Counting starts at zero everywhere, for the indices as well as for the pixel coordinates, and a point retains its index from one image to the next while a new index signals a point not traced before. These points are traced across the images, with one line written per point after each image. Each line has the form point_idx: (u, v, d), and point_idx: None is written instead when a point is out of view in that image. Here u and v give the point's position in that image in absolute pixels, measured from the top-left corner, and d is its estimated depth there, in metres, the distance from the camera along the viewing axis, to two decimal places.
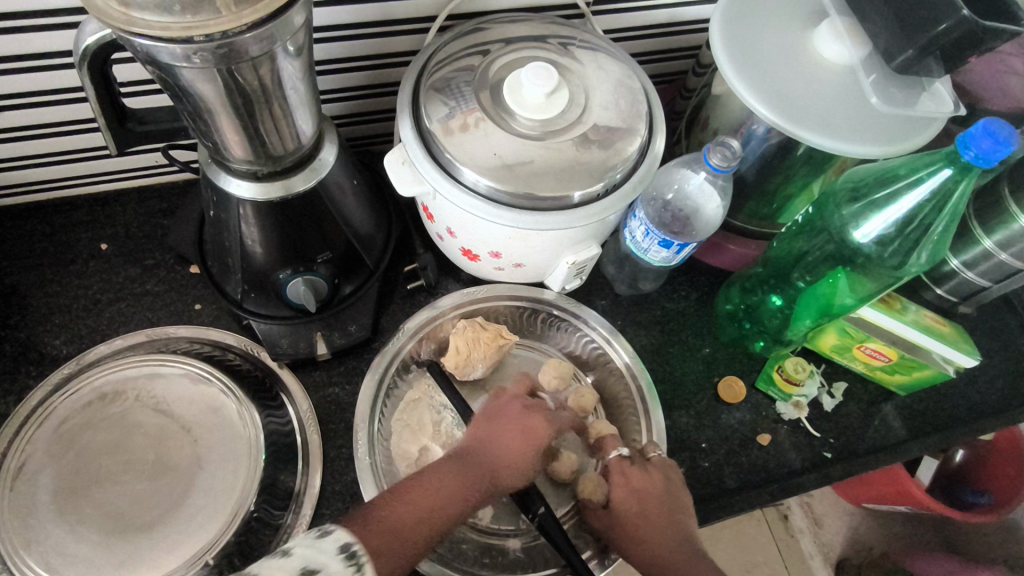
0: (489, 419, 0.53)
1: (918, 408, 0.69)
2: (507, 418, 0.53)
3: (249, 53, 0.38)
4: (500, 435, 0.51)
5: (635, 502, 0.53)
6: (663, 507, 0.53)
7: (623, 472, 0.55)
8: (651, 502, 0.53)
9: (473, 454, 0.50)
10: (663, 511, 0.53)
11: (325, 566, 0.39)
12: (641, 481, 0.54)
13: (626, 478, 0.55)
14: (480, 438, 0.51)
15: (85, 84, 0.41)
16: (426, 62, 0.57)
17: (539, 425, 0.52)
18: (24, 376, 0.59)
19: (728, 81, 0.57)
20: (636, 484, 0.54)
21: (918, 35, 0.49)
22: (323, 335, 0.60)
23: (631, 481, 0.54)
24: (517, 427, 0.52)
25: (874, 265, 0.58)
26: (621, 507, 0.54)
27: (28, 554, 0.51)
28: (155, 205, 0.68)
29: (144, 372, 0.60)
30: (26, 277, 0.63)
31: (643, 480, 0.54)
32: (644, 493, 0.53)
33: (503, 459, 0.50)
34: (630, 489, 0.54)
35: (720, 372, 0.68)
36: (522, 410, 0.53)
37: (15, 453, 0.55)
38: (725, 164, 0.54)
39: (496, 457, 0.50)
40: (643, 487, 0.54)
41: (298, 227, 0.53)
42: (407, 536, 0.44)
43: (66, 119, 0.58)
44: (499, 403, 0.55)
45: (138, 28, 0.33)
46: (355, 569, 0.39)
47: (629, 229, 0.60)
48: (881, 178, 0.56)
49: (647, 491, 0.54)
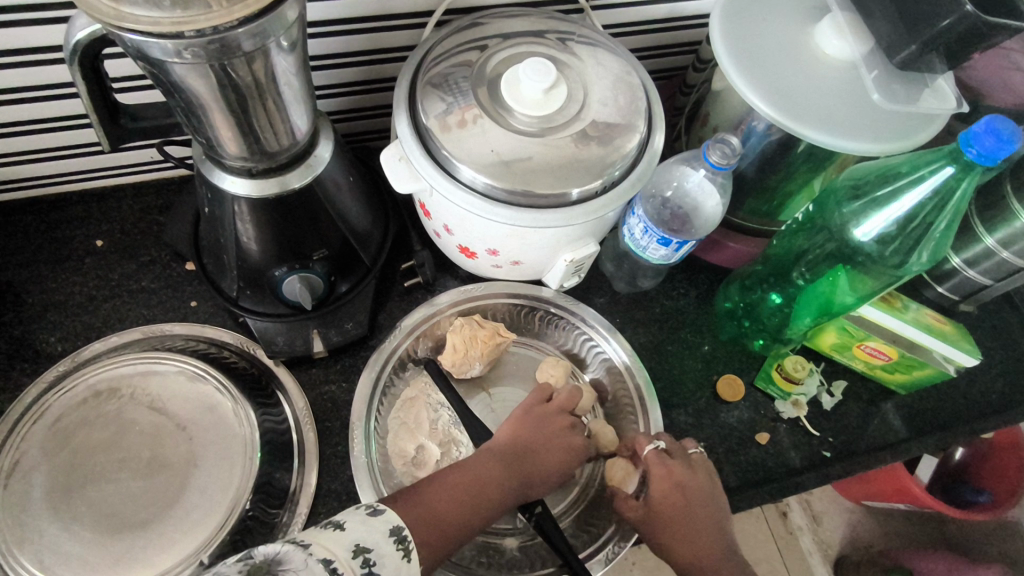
0: (537, 422, 0.53)
1: (918, 406, 0.69)
2: (552, 429, 0.53)
3: (242, 49, 0.37)
4: (546, 445, 0.52)
5: (677, 496, 0.52)
6: (704, 504, 0.53)
7: (664, 466, 0.54)
8: (695, 498, 0.52)
9: (520, 455, 0.50)
10: (703, 507, 0.52)
11: (377, 545, 0.39)
12: (680, 477, 0.53)
13: (669, 471, 0.53)
14: (528, 441, 0.51)
15: (76, 80, 0.41)
16: (423, 57, 0.56)
17: (578, 446, 0.54)
18: (20, 374, 0.58)
19: (727, 77, 0.56)
20: (679, 477, 0.53)
21: (921, 31, 0.48)
22: (320, 332, 0.59)
23: (672, 476, 0.53)
24: (560, 443, 0.53)
25: (874, 263, 0.57)
26: (662, 503, 0.52)
27: (22, 552, 0.51)
28: (151, 202, 0.67)
29: (139, 369, 0.59)
30: (21, 274, 0.62)
31: (687, 475, 0.54)
32: (684, 488, 0.53)
33: (544, 468, 0.51)
34: (672, 483, 0.53)
35: (718, 371, 0.68)
36: (566, 426, 0.54)
37: (10, 451, 0.55)
38: (724, 161, 0.53)
39: (538, 464, 0.51)
40: (685, 481, 0.53)
41: (294, 224, 0.53)
42: (449, 531, 0.44)
43: (60, 115, 0.57)
44: (545, 409, 0.54)
45: (128, 24, 0.33)
46: (404, 554, 0.40)
47: (628, 226, 0.59)
48: (879, 177, 0.56)
49: (690, 486, 0.53)
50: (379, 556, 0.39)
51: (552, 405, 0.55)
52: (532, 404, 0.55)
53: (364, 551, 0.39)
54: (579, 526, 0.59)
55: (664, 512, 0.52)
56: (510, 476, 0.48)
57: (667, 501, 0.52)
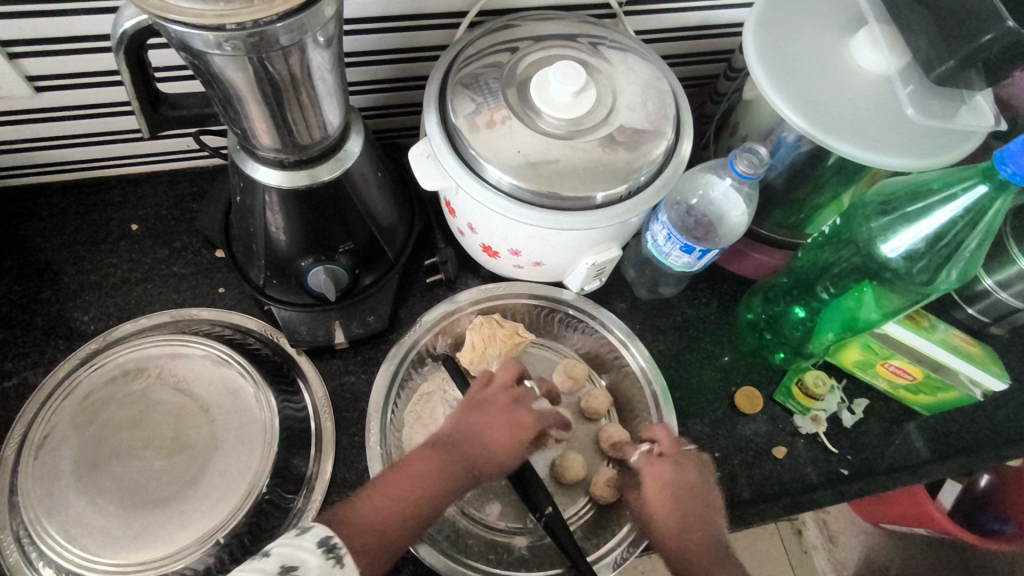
0: (477, 409, 0.54)
1: (941, 428, 0.67)
2: (497, 408, 0.54)
3: (280, 43, 0.39)
4: (490, 427, 0.53)
5: (664, 495, 0.54)
6: (696, 500, 0.53)
7: (649, 467, 0.55)
8: (684, 495, 0.53)
9: (460, 443, 0.51)
10: (698, 506, 0.53)
11: (304, 561, 0.40)
12: (668, 478, 0.54)
13: (657, 470, 0.55)
14: (469, 425, 0.53)
15: (121, 68, 0.42)
16: (455, 58, 0.57)
17: (523, 420, 0.55)
18: (54, 350, 0.60)
19: (760, 87, 0.56)
20: (668, 476, 0.54)
21: (960, 48, 0.48)
22: (342, 324, 0.61)
23: (664, 477, 0.54)
24: (504, 423, 0.54)
25: (902, 280, 0.56)
26: (653, 503, 0.54)
27: (49, 522, 0.52)
28: (185, 189, 0.69)
29: (166, 351, 0.61)
30: (60, 254, 0.65)
31: (677, 473, 0.55)
32: (666, 491, 0.54)
33: (488, 450, 0.52)
34: (662, 483, 0.54)
35: (737, 382, 0.67)
36: (510, 404, 0.55)
37: (40, 424, 0.56)
38: (751, 170, 0.52)
39: (483, 443, 0.52)
40: (675, 479, 0.54)
41: (321, 217, 0.54)
42: (391, 532, 0.45)
43: (104, 101, 0.59)
44: (483, 395, 0.55)
45: (173, 14, 0.34)
46: (336, 561, 0.40)
47: (651, 232, 0.59)
48: (912, 191, 0.55)
49: (682, 483, 0.54)
50: (306, 571, 0.39)
51: (491, 388, 0.56)
52: (470, 396, 0.56)
53: (291, 569, 0.39)
54: (589, 530, 0.59)
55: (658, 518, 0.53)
56: (450, 463, 0.50)
57: (660, 506, 0.53)
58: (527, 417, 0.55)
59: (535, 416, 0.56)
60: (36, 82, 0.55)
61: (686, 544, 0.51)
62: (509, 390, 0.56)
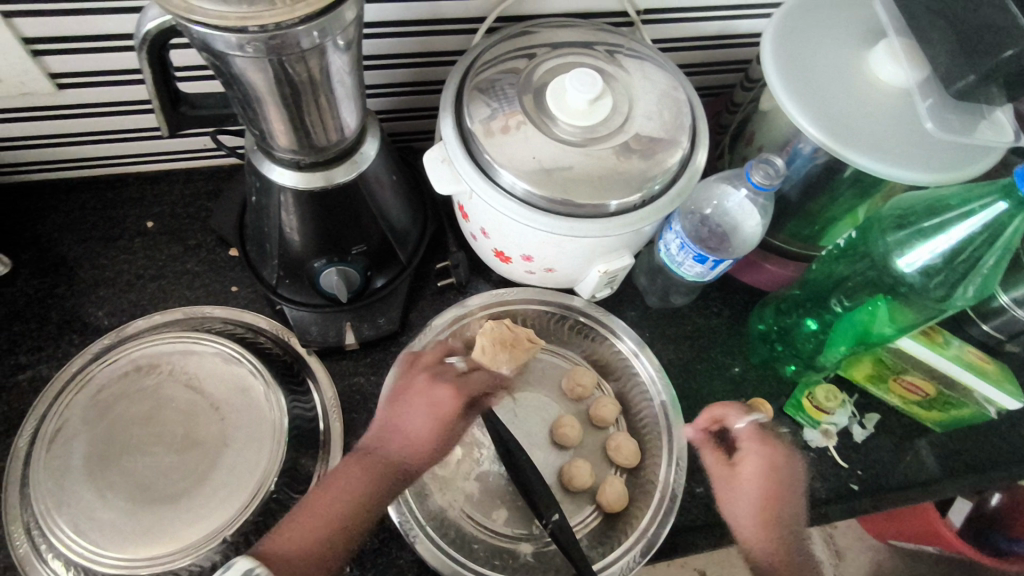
0: (403, 393, 0.53)
1: (953, 446, 0.67)
2: (415, 391, 0.53)
3: (301, 46, 0.39)
4: (409, 411, 0.51)
5: (767, 481, 0.53)
6: (792, 492, 0.53)
7: (762, 448, 0.55)
8: (783, 484, 0.53)
9: (382, 438, 0.49)
10: (795, 499, 0.53)
11: None
12: (775, 465, 0.54)
13: (766, 453, 0.55)
14: (388, 418, 0.51)
15: (143, 67, 0.43)
16: (472, 63, 0.57)
17: (445, 394, 0.53)
18: (67, 344, 0.61)
19: (777, 98, 0.56)
20: (774, 460, 0.54)
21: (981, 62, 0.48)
22: (353, 325, 0.61)
23: (771, 460, 0.54)
24: (425, 401, 0.52)
25: (917, 296, 0.55)
26: (748, 485, 0.53)
27: (59, 515, 0.53)
28: (201, 188, 0.70)
29: (178, 348, 0.61)
30: (76, 249, 0.65)
31: (779, 459, 0.55)
32: (771, 478, 0.53)
33: (405, 440, 0.49)
34: (768, 466, 0.54)
35: (747, 394, 0.67)
36: (429, 379, 0.54)
37: (53, 417, 0.57)
38: (767, 181, 0.52)
39: (401, 430, 0.50)
40: (776, 464, 0.54)
41: (335, 218, 0.54)
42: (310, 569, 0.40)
43: (124, 99, 0.60)
44: (412, 379, 0.54)
45: (196, 16, 0.35)
46: None
47: (664, 241, 0.59)
48: (931, 207, 0.54)
49: (782, 470, 0.54)
50: None
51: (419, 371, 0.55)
52: (400, 383, 0.55)
53: None
54: (595, 538, 0.58)
55: (750, 499, 0.53)
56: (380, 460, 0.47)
57: (759, 489, 0.53)
58: (448, 392, 0.53)
59: (456, 389, 0.54)
60: (59, 79, 0.56)
61: (776, 529, 0.51)
62: (427, 370, 0.55)
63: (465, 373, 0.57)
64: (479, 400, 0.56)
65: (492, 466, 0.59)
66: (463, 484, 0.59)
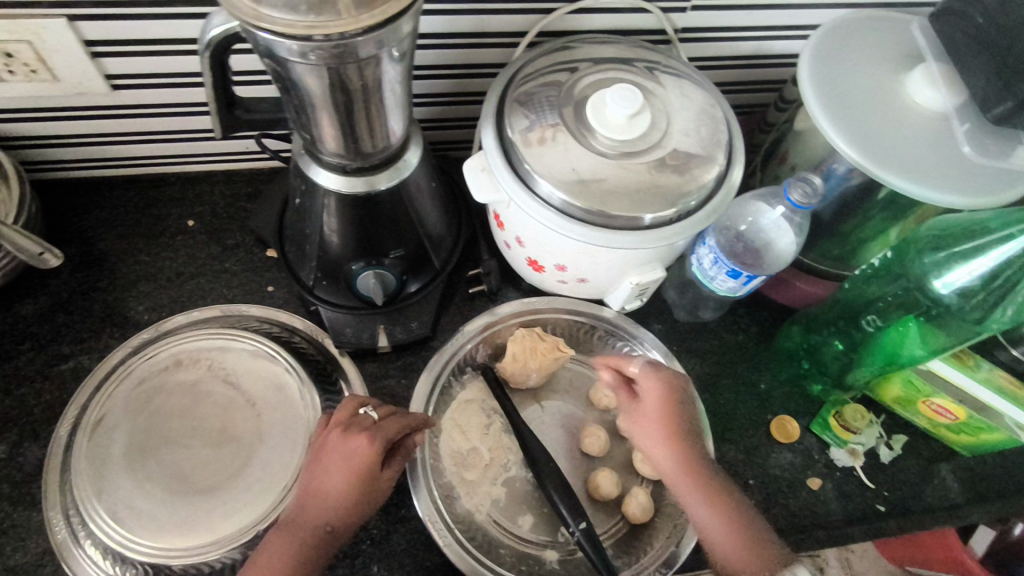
0: (319, 450, 0.51)
1: (982, 471, 0.66)
2: (329, 450, 0.51)
3: (359, 55, 0.40)
4: (327, 470, 0.50)
5: (666, 407, 0.55)
6: (688, 417, 0.56)
7: (657, 374, 0.56)
8: (677, 411, 0.55)
9: (308, 502, 0.50)
10: (691, 421, 0.56)
11: None
12: (671, 390, 0.56)
13: (656, 384, 0.56)
14: (309, 482, 0.50)
15: (203, 71, 0.44)
16: (514, 75, 0.59)
17: (358, 447, 0.50)
18: (108, 337, 0.62)
19: (814, 118, 0.57)
20: (669, 389, 0.56)
21: None
22: (386, 328, 0.62)
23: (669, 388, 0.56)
24: (340, 459, 0.50)
25: (952, 317, 0.56)
26: (653, 420, 0.55)
27: (99, 503, 0.54)
28: (240, 189, 0.71)
29: (217, 344, 0.62)
30: (119, 244, 0.67)
31: (671, 386, 0.56)
32: (669, 407, 0.55)
33: (328, 500, 0.49)
34: (661, 397, 0.56)
35: (774, 411, 0.67)
36: (342, 434, 0.51)
37: (95, 407, 0.58)
38: (805, 200, 0.52)
39: (323, 494, 0.49)
40: (668, 393, 0.56)
41: (376, 223, 0.55)
42: None
43: (175, 101, 0.62)
44: (327, 431, 0.53)
45: (266, 24, 0.36)
46: None
47: (697, 255, 0.59)
48: (969, 230, 0.55)
49: (676, 397, 0.56)
50: None
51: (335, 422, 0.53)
52: (318, 436, 0.53)
53: None
54: (621, 548, 0.58)
55: (654, 427, 0.55)
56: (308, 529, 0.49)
57: (661, 414, 0.55)
58: (362, 443, 0.50)
59: (370, 437, 0.51)
60: (115, 81, 0.58)
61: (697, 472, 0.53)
62: (339, 427, 0.52)
63: (383, 419, 0.53)
64: (401, 442, 0.54)
65: (520, 472, 0.60)
66: (490, 488, 0.59)
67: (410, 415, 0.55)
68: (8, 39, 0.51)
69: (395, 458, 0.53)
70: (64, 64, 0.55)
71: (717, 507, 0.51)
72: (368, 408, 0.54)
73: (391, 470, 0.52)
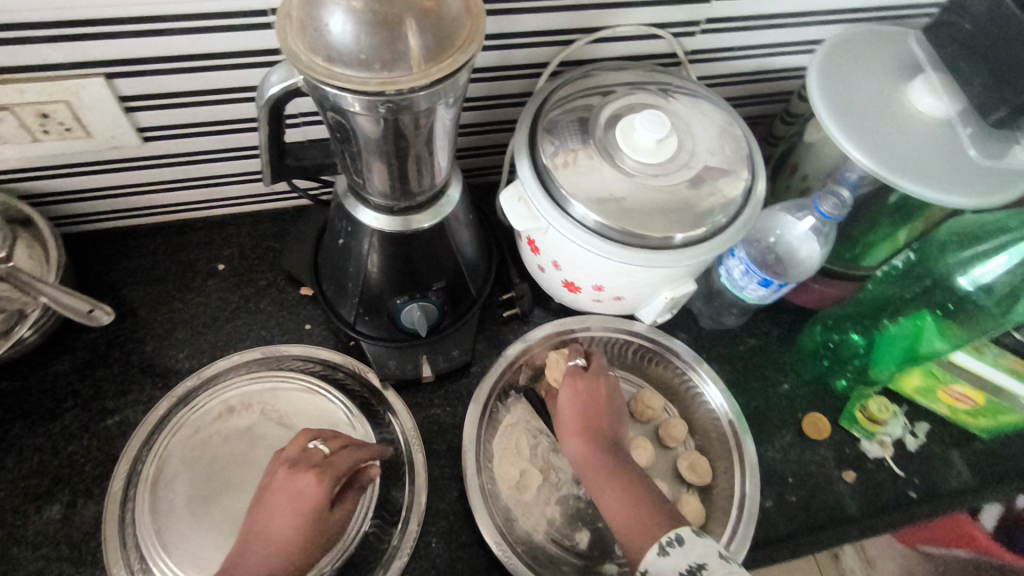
0: (264, 492, 0.51)
1: (1000, 451, 0.70)
2: (276, 489, 0.51)
3: (419, 106, 0.42)
4: (274, 511, 0.50)
5: (580, 404, 0.59)
6: (606, 410, 0.59)
7: (574, 374, 0.61)
8: (591, 404, 0.59)
9: (249, 547, 0.49)
10: (606, 413, 0.59)
11: None
12: (585, 392, 0.60)
13: (574, 381, 0.61)
14: (254, 527, 0.50)
15: (260, 123, 0.45)
16: (541, 105, 0.61)
17: (308, 484, 0.51)
18: (151, 388, 0.62)
19: (828, 129, 0.60)
20: (585, 385, 0.60)
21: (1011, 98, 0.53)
22: (429, 358, 0.63)
23: (581, 389, 0.60)
24: (286, 499, 0.50)
25: (979, 313, 0.59)
26: (565, 409, 0.59)
27: (167, 555, 0.54)
28: (266, 230, 0.72)
29: (270, 386, 0.63)
30: (152, 293, 0.67)
31: (589, 384, 0.61)
32: (580, 400, 0.59)
33: (272, 542, 0.49)
34: (575, 390, 0.60)
35: (803, 409, 0.70)
36: (288, 472, 0.52)
37: (153, 459, 0.58)
38: (835, 211, 0.55)
39: (265, 538, 0.49)
40: (585, 390, 0.60)
41: (421, 258, 0.57)
42: None
43: (203, 149, 0.63)
44: (273, 471, 0.52)
45: (340, 81, 0.38)
46: None
47: (726, 267, 0.62)
48: (988, 231, 0.59)
49: (593, 392, 0.60)
50: None
51: (281, 461, 0.53)
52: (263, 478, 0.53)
53: None
54: None
55: (568, 423, 0.58)
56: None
57: (574, 410, 0.59)
58: (311, 481, 0.51)
59: (321, 474, 0.51)
60: (147, 132, 0.59)
61: (601, 456, 0.55)
62: (287, 464, 0.52)
63: (333, 453, 0.54)
64: (353, 478, 0.55)
65: (571, 489, 0.61)
66: (545, 508, 0.60)
67: (363, 448, 0.56)
68: (45, 101, 0.52)
69: (346, 495, 0.54)
70: (99, 120, 0.55)
71: (619, 488, 0.53)
72: (317, 443, 0.55)
73: (341, 507, 0.53)
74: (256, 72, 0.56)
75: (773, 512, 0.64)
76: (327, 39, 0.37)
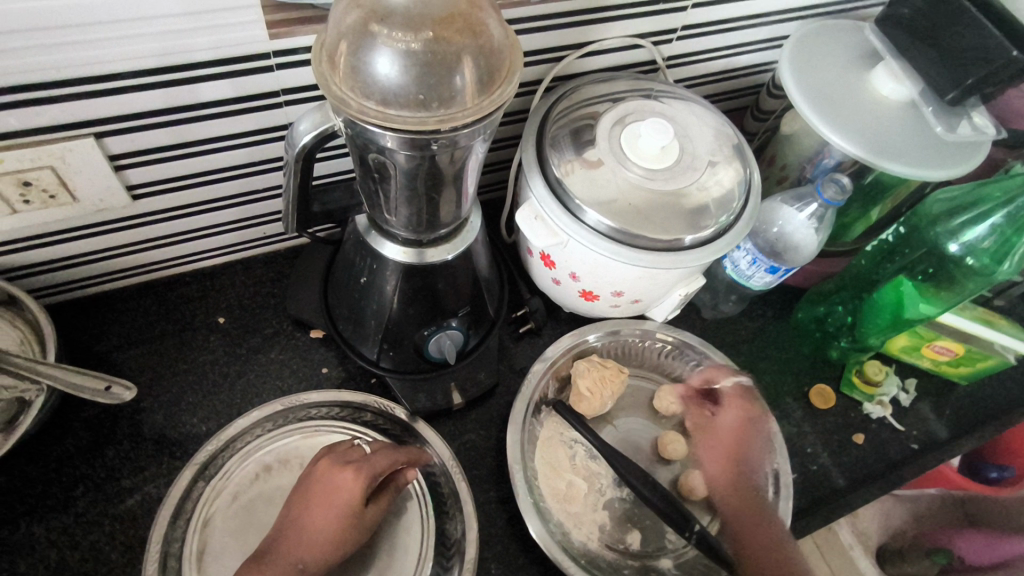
0: (307, 480, 0.53)
1: (978, 395, 0.77)
2: (316, 479, 0.52)
3: (463, 141, 0.42)
4: (314, 501, 0.51)
5: (735, 436, 0.61)
6: (753, 446, 0.61)
7: (729, 403, 0.63)
8: (735, 442, 0.60)
9: (287, 531, 0.50)
10: (756, 452, 0.61)
11: None
12: (747, 417, 0.62)
13: (732, 412, 0.62)
14: (292, 513, 0.51)
15: (288, 169, 0.44)
16: (542, 123, 0.62)
17: (346, 481, 0.51)
18: (170, 460, 0.58)
19: (806, 119, 0.64)
20: (743, 419, 0.62)
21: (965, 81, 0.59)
22: (458, 386, 0.63)
23: (744, 416, 0.62)
24: (324, 495, 0.51)
25: (961, 273, 0.65)
26: (716, 435, 0.61)
27: None
28: (262, 277, 0.69)
29: (302, 438, 0.61)
30: (150, 358, 0.62)
31: (733, 417, 0.62)
32: (740, 433, 0.61)
33: (308, 534, 0.49)
34: (735, 421, 0.62)
35: (808, 382, 0.74)
36: (332, 465, 0.53)
37: (192, 535, 0.54)
38: (838, 196, 0.61)
39: (301, 528, 0.50)
40: (743, 421, 0.62)
41: (450, 287, 0.56)
42: None
43: (194, 200, 0.59)
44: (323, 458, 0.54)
45: (398, 123, 0.37)
46: None
47: (733, 259, 0.67)
48: (969, 198, 0.64)
49: (742, 427, 0.61)
50: None
51: (329, 454, 0.54)
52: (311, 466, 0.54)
53: None
54: None
55: (716, 447, 0.61)
56: (278, 563, 0.48)
57: (725, 440, 0.61)
58: (349, 477, 0.52)
59: (359, 469, 0.52)
60: (135, 189, 0.55)
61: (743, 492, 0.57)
62: (332, 457, 0.54)
63: (373, 453, 0.55)
64: (391, 480, 0.55)
65: (615, 493, 0.63)
66: (594, 515, 0.61)
67: (403, 450, 0.57)
68: (28, 168, 0.48)
69: (382, 493, 0.54)
70: (86, 184, 0.52)
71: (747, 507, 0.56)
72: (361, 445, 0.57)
73: (375, 506, 0.53)
74: (255, 116, 0.54)
75: (801, 483, 0.68)
76: (380, 83, 0.36)
